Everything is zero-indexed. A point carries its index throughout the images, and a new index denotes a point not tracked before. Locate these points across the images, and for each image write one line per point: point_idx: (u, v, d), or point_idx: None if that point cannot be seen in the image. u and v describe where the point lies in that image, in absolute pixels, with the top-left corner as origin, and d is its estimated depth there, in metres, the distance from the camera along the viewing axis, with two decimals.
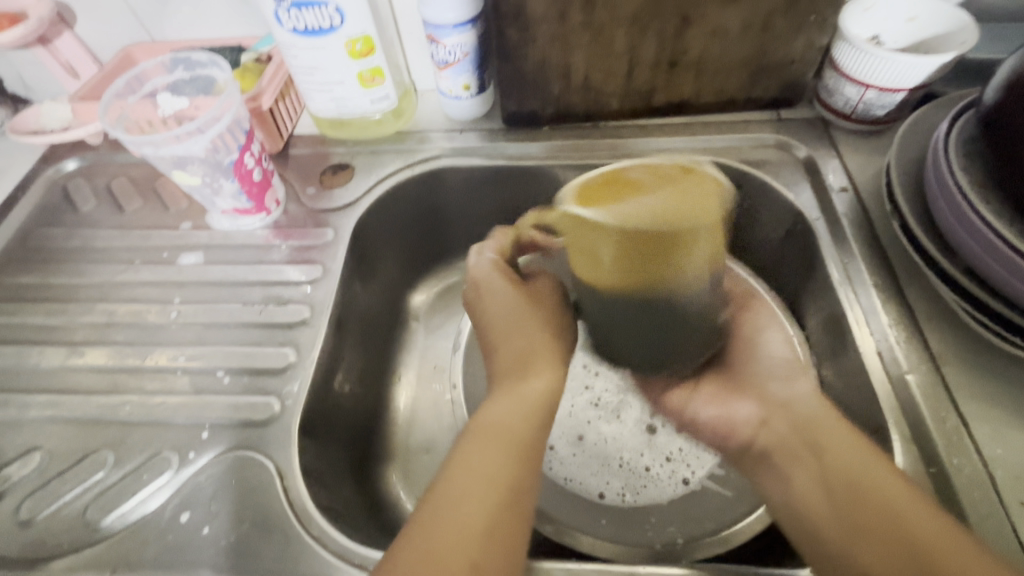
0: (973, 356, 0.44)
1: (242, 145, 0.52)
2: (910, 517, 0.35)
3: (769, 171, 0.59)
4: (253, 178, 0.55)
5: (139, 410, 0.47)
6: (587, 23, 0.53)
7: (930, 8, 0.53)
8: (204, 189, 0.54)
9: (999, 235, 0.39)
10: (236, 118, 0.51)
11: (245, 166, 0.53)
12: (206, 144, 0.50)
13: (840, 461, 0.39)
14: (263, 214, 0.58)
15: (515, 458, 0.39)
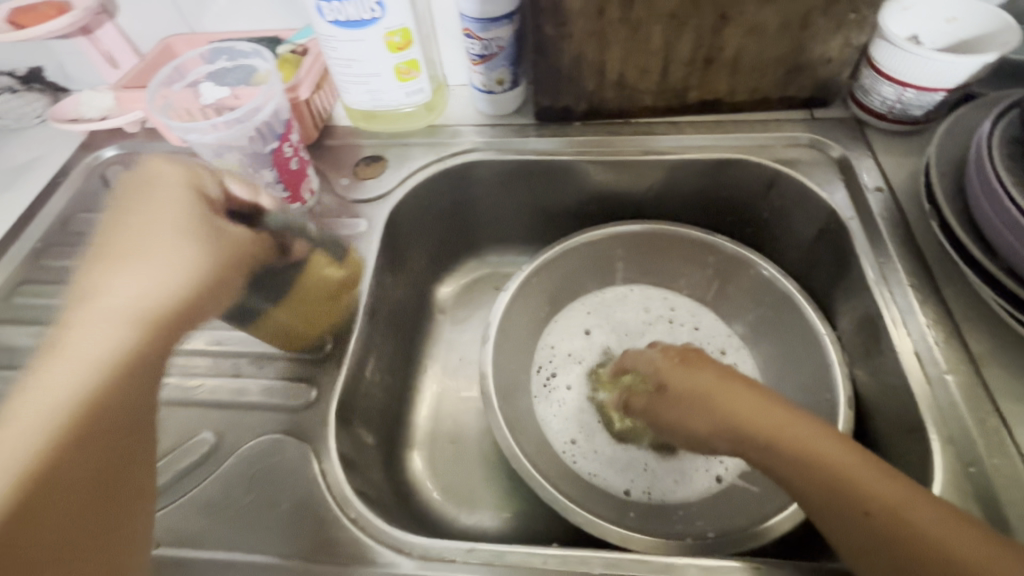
0: (1013, 358, 0.43)
1: (281, 135, 0.53)
2: (869, 484, 0.34)
3: (802, 170, 0.58)
4: (289, 168, 0.55)
5: (179, 392, 0.48)
6: (625, 19, 0.53)
7: (970, 7, 0.53)
8: (243, 177, 0.54)
9: None
10: (276, 109, 0.52)
11: (283, 155, 0.54)
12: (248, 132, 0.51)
13: (801, 447, 0.36)
14: (299, 203, 0.59)
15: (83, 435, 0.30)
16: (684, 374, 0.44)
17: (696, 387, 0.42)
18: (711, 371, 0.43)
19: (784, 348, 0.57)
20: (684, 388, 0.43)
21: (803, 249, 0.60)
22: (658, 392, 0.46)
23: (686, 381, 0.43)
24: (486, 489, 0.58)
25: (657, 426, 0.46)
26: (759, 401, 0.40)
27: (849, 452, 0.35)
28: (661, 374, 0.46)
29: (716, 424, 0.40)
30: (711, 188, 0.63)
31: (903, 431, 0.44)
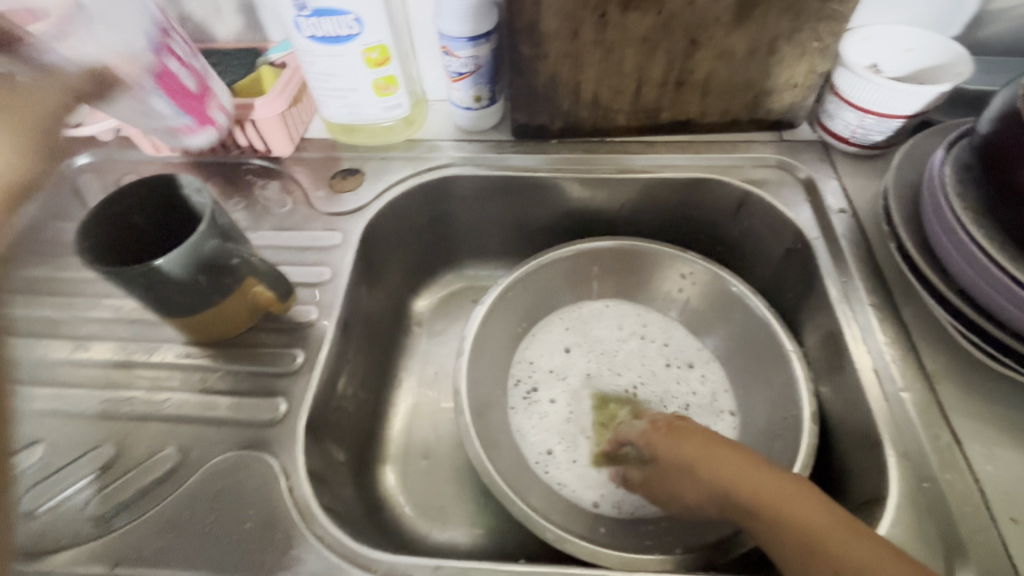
0: (966, 376, 0.45)
1: (159, 45, 0.52)
2: (843, 545, 0.32)
3: (770, 190, 0.60)
4: (184, 87, 0.54)
5: (144, 406, 0.47)
6: (599, 41, 0.54)
7: (927, 40, 0.55)
8: (138, 108, 0.54)
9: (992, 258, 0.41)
10: (124, 32, 0.50)
11: (171, 75, 0.53)
12: (125, 62, 0.50)
13: (778, 510, 0.36)
14: (209, 131, 0.58)
15: None
16: (669, 443, 0.45)
17: (679, 457, 0.43)
18: (696, 438, 0.44)
19: (751, 364, 0.58)
20: (670, 460, 0.44)
21: (771, 267, 0.61)
22: (652, 463, 0.47)
23: (670, 452, 0.44)
24: (459, 504, 0.58)
25: (656, 498, 0.47)
26: (742, 462, 0.40)
27: (825, 513, 0.34)
28: (650, 445, 0.47)
29: (702, 489, 0.41)
30: (685, 207, 0.64)
31: (862, 446, 0.45)
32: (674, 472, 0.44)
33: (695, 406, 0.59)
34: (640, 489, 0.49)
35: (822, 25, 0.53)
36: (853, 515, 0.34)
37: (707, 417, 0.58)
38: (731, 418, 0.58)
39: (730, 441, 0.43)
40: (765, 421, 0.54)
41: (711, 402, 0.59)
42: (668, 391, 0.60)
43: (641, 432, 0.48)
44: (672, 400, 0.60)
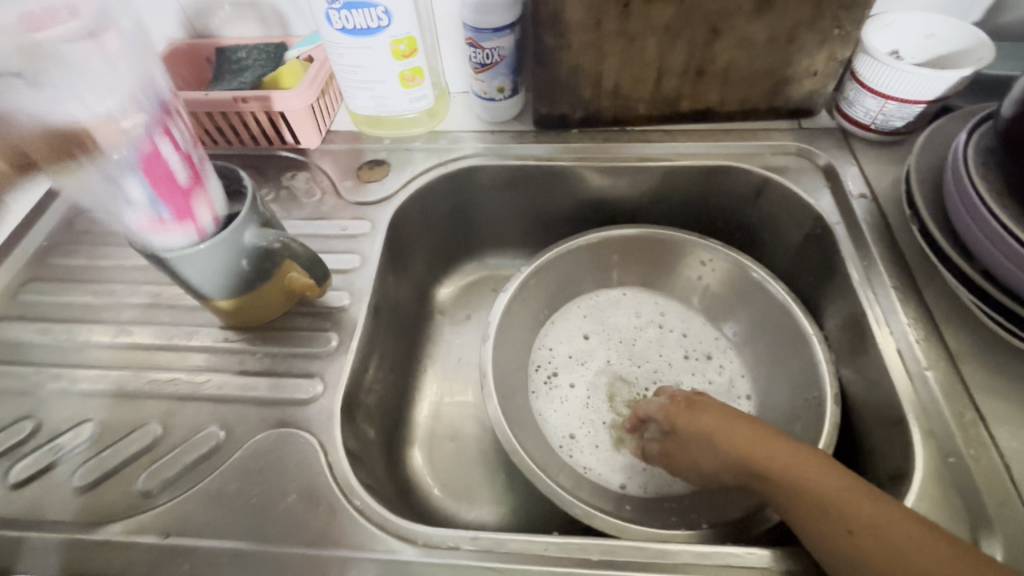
0: (988, 355, 0.45)
1: (153, 120, 0.38)
2: (861, 511, 0.34)
3: (790, 176, 0.61)
4: (177, 181, 0.40)
5: (185, 386, 0.49)
6: (622, 30, 0.55)
7: (947, 25, 0.56)
8: (110, 187, 0.39)
9: (1016, 238, 0.42)
10: (129, 73, 0.38)
11: (165, 165, 0.39)
12: (99, 123, 0.37)
13: (795, 476, 0.38)
14: (191, 228, 0.42)
15: None
16: (687, 417, 0.46)
17: (700, 431, 0.44)
18: (716, 412, 0.45)
19: (771, 348, 0.59)
20: (689, 433, 0.45)
21: (791, 252, 0.62)
22: (670, 436, 0.48)
23: (690, 425, 0.45)
24: (484, 485, 0.59)
25: (673, 470, 0.48)
26: (762, 435, 0.41)
27: (845, 483, 0.36)
28: (669, 419, 0.47)
29: (723, 460, 0.42)
30: (704, 195, 0.65)
31: (885, 425, 0.46)
32: (693, 443, 0.45)
33: (715, 389, 0.60)
34: (656, 462, 0.49)
35: (844, 11, 0.53)
36: (870, 486, 0.36)
37: (725, 401, 0.59)
38: (750, 402, 0.59)
39: (750, 416, 0.44)
40: (786, 403, 0.55)
41: (730, 386, 0.60)
42: (688, 377, 0.61)
43: (659, 406, 0.49)
44: (691, 384, 0.61)
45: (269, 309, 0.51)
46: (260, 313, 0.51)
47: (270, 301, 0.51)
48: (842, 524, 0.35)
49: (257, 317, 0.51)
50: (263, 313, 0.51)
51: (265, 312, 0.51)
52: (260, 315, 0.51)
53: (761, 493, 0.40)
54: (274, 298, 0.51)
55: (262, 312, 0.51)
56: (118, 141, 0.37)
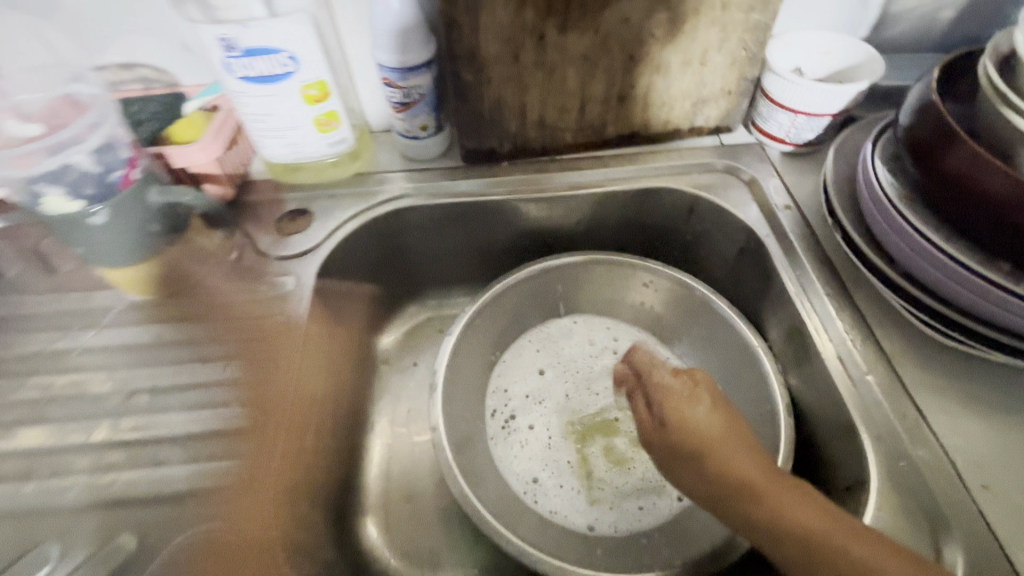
0: (921, 353, 0.47)
1: (127, 159, 0.47)
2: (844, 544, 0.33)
3: (718, 192, 0.62)
4: (130, 177, 0.47)
5: (86, 492, 0.42)
6: (540, 62, 0.55)
7: (841, 42, 0.59)
8: (64, 174, 0.44)
9: (934, 244, 0.44)
10: (116, 126, 0.47)
11: (130, 175, 0.47)
12: (98, 145, 0.45)
13: (779, 507, 0.36)
14: (119, 185, 0.46)
15: None
16: (686, 406, 0.43)
17: (696, 425, 0.41)
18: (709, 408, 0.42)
19: (722, 364, 0.59)
20: (684, 423, 0.42)
21: (727, 266, 0.63)
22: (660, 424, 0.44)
23: (686, 418, 0.42)
24: (448, 549, 0.55)
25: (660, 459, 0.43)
26: (742, 440, 0.40)
27: (824, 515, 0.35)
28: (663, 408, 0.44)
29: (716, 463, 0.39)
30: (639, 216, 0.66)
31: (837, 433, 0.47)
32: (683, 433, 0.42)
33: None
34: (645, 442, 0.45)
35: (749, 34, 0.55)
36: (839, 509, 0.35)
37: None
38: None
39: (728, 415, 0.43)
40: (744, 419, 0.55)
41: None
42: None
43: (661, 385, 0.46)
44: None
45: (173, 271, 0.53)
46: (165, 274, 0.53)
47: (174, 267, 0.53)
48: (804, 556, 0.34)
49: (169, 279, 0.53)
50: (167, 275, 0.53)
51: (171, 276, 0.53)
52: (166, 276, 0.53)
53: (747, 517, 0.37)
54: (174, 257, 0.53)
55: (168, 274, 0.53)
56: (108, 161, 0.46)
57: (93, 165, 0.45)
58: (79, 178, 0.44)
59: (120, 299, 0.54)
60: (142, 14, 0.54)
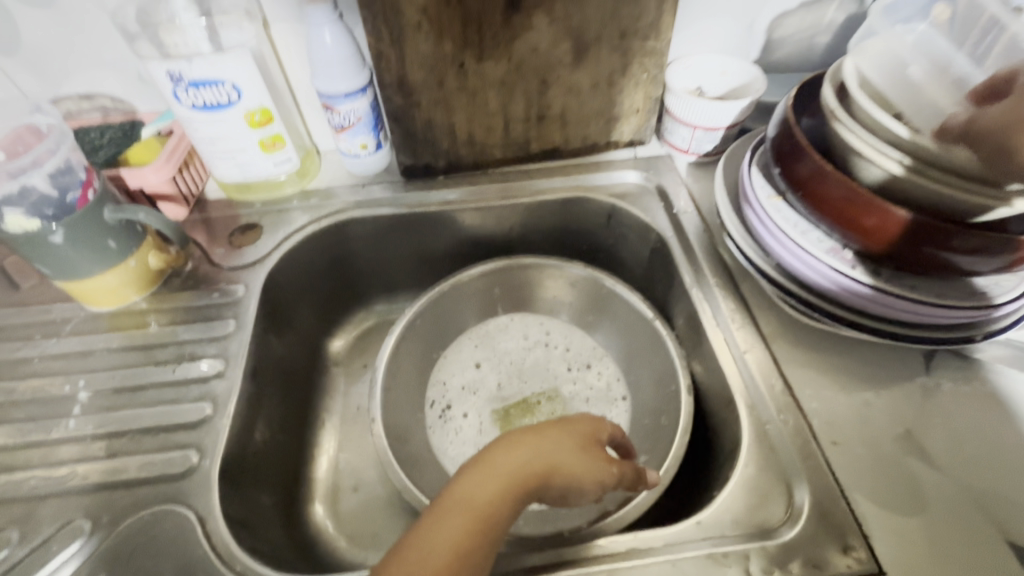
0: (792, 334, 0.54)
1: (83, 182, 0.51)
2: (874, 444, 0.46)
3: (631, 199, 0.69)
4: (86, 197, 0.52)
5: (45, 482, 0.47)
6: (463, 87, 0.62)
7: (732, 64, 0.67)
8: (24, 196, 0.48)
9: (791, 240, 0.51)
10: (72, 152, 0.52)
11: (86, 195, 0.52)
12: (55, 169, 0.50)
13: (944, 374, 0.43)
14: (78, 205, 0.51)
15: (479, 533, 0.35)
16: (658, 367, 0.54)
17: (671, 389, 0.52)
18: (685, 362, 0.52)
19: (639, 352, 0.65)
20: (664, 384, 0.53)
21: (643, 265, 0.70)
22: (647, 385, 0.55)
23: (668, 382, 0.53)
24: (391, 530, 0.60)
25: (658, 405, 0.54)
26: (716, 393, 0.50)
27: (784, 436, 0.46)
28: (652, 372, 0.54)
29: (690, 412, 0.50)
30: (566, 222, 0.72)
31: (724, 406, 0.53)
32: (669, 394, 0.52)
33: (594, 397, 0.66)
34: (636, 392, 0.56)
35: (646, 59, 0.63)
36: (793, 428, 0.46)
37: (604, 405, 0.65)
38: (625, 401, 0.65)
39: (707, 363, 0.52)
40: (654, 400, 0.62)
41: (608, 392, 0.66)
42: (568, 389, 0.67)
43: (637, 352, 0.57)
44: (574, 395, 0.66)
45: (135, 283, 0.58)
46: (126, 286, 0.57)
47: (135, 279, 0.58)
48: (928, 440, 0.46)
49: (132, 291, 0.58)
50: (128, 287, 0.58)
51: (133, 287, 0.58)
52: (129, 288, 0.58)
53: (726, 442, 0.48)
54: (136, 269, 0.57)
55: (129, 287, 0.58)
56: (66, 184, 0.50)
57: (50, 188, 0.50)
58: (39, 200, 0.49)
59: (79, 310, 0.58)
60: (98, 50, 0.59)
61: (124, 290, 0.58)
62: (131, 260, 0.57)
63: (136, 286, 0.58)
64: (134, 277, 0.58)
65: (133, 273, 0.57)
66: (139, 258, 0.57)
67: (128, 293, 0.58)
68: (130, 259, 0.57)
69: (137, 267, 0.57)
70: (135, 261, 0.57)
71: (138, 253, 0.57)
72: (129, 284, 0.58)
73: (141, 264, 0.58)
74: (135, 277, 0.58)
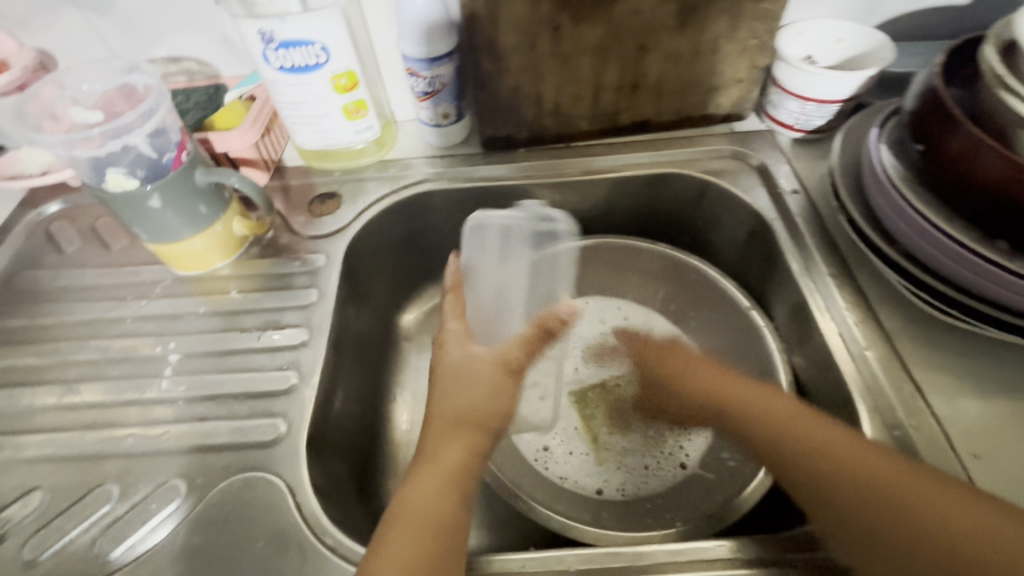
0: (919, 331, 0.49)
1: (178, 142, 0.51)
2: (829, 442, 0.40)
3: (728, 178, 0.64)
4: (181, 157, 0.51)
5: (141, 441, 0.47)
6: (556, 52, 0.58)
7: (853, 31, 0.60)
8: (125, 156, 0.48)
9: (940, 230, 0.45)
10: (168, 110, 0.51)
11: (182, 156, 0.51)
12: (155, 130, 0.49)
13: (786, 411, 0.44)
14: (173, 165, 0.51)
15: (413, 519, 0.40)
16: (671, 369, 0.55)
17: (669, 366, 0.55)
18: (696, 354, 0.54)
19: (729, 342, 0.61)
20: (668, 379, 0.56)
21: (737, 249, 0.65)
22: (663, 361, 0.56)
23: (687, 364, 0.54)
24: None
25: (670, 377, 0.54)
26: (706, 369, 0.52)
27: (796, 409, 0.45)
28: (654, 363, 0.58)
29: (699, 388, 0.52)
30: (650, 202, 0.68)
31: (838, 407, 0.49)
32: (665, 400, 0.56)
33: None
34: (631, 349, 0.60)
35: (758, 22, 0.57)
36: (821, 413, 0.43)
37: None
38: None
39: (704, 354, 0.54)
40: None
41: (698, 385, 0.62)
42: None
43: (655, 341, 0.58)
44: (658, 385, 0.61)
45: (221, 249, 0.58)
46: (212, 251, 0.57)
47: (221, 244, 0.57)
48: (842, 470, 0.39)
49: (218, 257, 0.58)
50: (214, 253, 0.57)
51: (218, 253, 0.58)
52: (215, 254, 0.58)
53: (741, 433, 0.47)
54: (222, 235, 0.57)
55: (214, 252, 0.57)
56: (163, 144, 0.50)
57: (149, 147, 0.49)
58: (138, 160, 0.49)
59: (168, 273, 0.59)
60: (187, 11, 0.58)
61: (209, 255, 0.57)
62: (217, 225, 0.56)
63: (222, 252, 0.58)
64: (220, 243, 0.57)
65: (219, 237, 0.57)
66: (224, 222, 0.57)
67: (213, 259, 0.58)
68: (216, 224, 0.56)
69: (223, 232, 0.57)
70: (220, 226, 0.56)
71: (224, 218, 0.57)
72: (215, 250, 0.57)
73: (226, 230, 0.57)
74: (220, 244, 0.57)
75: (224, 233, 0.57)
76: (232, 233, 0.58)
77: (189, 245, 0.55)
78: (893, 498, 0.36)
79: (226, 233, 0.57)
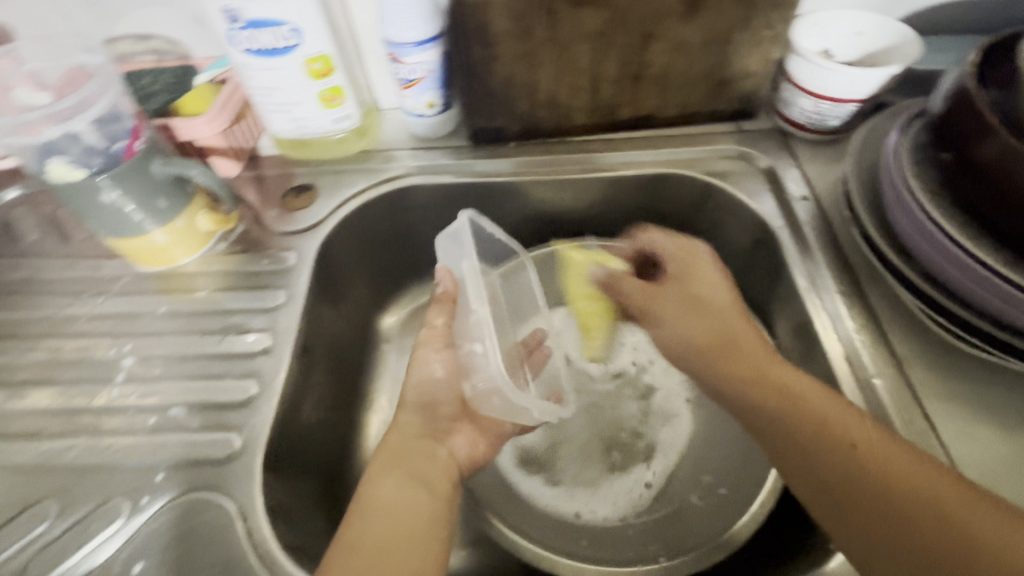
0: (934, 358, 0.45)
1: (130, 131, 0.47)
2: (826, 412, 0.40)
3: (733, 181, 0.59)
4: (132, 146, 0.47)
5: (89, 453, 0.44)
6: (551, 39, 0.53)
7: (876, 23, 0.55)
8: (67, 142, 0.44)
9: (964, 250, 0.40)
10: (120, 97, 0.47)
11: (133, 146, 0.47)
12: (101, 115, 0.45)
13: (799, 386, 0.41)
14: (123, 154, 0.47)
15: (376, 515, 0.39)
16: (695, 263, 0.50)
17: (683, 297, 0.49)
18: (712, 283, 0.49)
19: None
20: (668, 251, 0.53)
21: (740, 257, 0.61)
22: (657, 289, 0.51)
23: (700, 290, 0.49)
24: None
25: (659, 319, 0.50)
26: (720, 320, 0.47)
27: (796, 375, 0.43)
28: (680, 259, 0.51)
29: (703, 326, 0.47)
30: (648, 204, 0.64)
31: None
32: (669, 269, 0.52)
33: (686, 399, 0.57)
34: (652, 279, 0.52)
35: (773, 12, 0.52)
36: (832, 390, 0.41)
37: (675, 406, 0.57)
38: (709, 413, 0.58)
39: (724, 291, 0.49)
40: None
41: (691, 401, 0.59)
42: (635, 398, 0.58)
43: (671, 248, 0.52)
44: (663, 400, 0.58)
45: (185, 243, 0.54)
46: (175, 247, 0.53)
47: (184, 239, 0.53)
48: (846, 459, 0.38)
49: (183, 253, 0.54)
50: (178, 248, 0.53)
51: (183, 249, 0.54)
52: (178, 250, 0.54)
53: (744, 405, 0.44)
54: (184, 229, 0.53)
55: (178, 248, 0.53)
56: (111, 132, 0.46)
57: (96, 136, 0.45)
58: (83, 149, 0.45)
59: (129, 269, 0.55)
60: None
61: (173, 251, 0.53)
62: (178, 219, 0.52)
63: (186, 247, 0.54)
64: (182, 237, 0.53)
65: (181, 231, 0.53)
66: (186, 215, 0.53)
67: (178, 256, 0.54)
68: (176, 217, 0.52)
69: (184, 227, 0.53)
70: (181, 220, 0.52)
71: (185, 211, 0.52)
72: (178, 245, 0.53)
73: (188, 223, 0.53)
74: (183, 238, 0.53)
75: (187, 227, 0.53)
76: (195, 226, 0.54)
77: (149, 242, 0.51)
78: (898, 482, 0.36)
79: (189, 227, 0.53)
